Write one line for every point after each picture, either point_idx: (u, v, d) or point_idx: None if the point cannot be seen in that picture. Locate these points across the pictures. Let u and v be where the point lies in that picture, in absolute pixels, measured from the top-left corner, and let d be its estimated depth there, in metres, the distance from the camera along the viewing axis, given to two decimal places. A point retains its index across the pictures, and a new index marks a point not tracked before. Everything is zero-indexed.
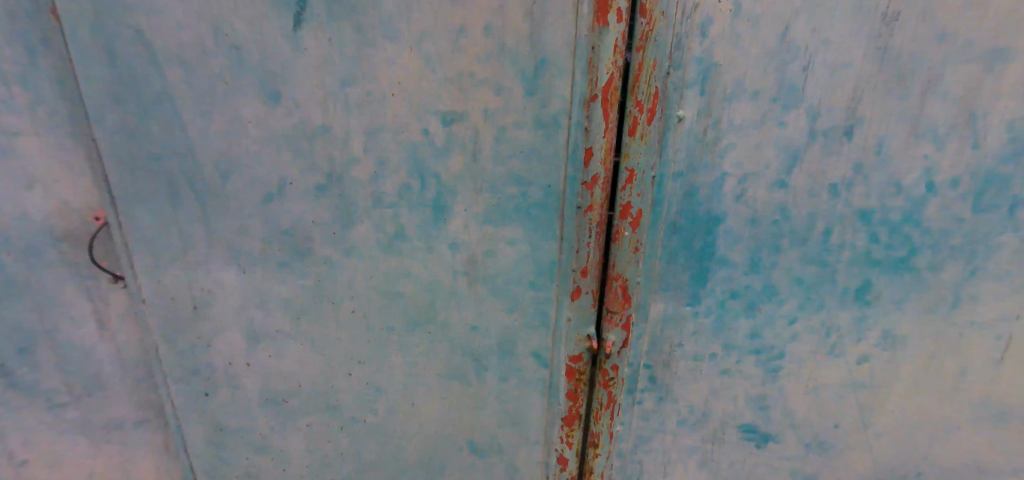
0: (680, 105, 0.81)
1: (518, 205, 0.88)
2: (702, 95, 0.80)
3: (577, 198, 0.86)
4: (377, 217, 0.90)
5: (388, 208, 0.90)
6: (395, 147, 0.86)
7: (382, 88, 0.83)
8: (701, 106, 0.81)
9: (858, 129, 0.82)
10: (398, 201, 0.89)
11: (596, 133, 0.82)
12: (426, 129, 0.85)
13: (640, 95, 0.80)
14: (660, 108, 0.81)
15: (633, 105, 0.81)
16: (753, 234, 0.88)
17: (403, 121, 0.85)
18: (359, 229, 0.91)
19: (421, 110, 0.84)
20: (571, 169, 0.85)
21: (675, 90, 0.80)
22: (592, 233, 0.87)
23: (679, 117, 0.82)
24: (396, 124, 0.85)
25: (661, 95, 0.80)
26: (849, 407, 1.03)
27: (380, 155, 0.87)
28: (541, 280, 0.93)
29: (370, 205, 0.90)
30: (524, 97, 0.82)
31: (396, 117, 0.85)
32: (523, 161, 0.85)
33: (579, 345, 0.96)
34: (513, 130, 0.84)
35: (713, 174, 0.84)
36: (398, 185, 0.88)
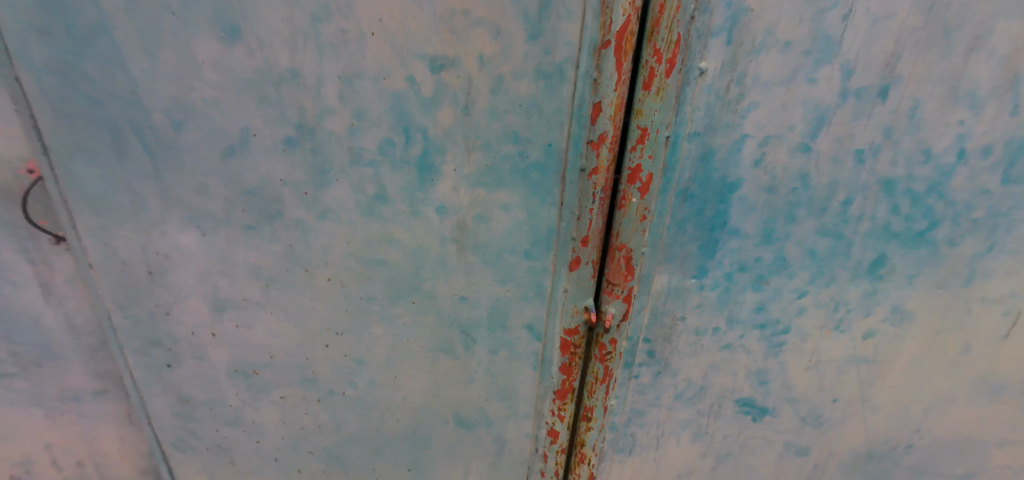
0: (703, 56, 0.71)
1: (515, 167, 0.79)
2: (728, 45, 0.71)
3: (582, 159, 0.77)
4: (356, 176, 0.80)
5: (369, 166, 0.79)
6: (377, 97, 0.75)
7: (360, 26, 0.71)
8: (726, 57, 0.71)
9: (895, 89, 0.74)
10: (379, 158, 0.79)
11: (606, 85, 0.72)
12: (412, 77, 0.74)
13: (659, 42, 0.70)
14: (681, 58, 0.71)
15: (650, 54, 0.71)
16: (769, 202, 0.81)
17: (386, 66, 0.73)
18: (336, 189, 0.81)
19: (407, 54, 0.73)
20: (576, 127, 0.76)
21: (698, 37, 0.70)
22: (596, 199, 0.79)
23: (700, 70, 0.72)
24: (377, 69, 0.73)
25: (684, 43, 0.70)
26: (851, 382, 0.99)
27: (358, 106, 0.75)
28: (537, 249, 0.85)
29: (347, 162, 0.79)
30: (526, 41, 0.72)
31: (377, 61, 0.73)
32: (522, 116, 0.76)
33: (575, 318, 0.89)
34: (513, 80, 0.74)
35: (733, 136, 0.76)
36: (380, 140, 0.77)
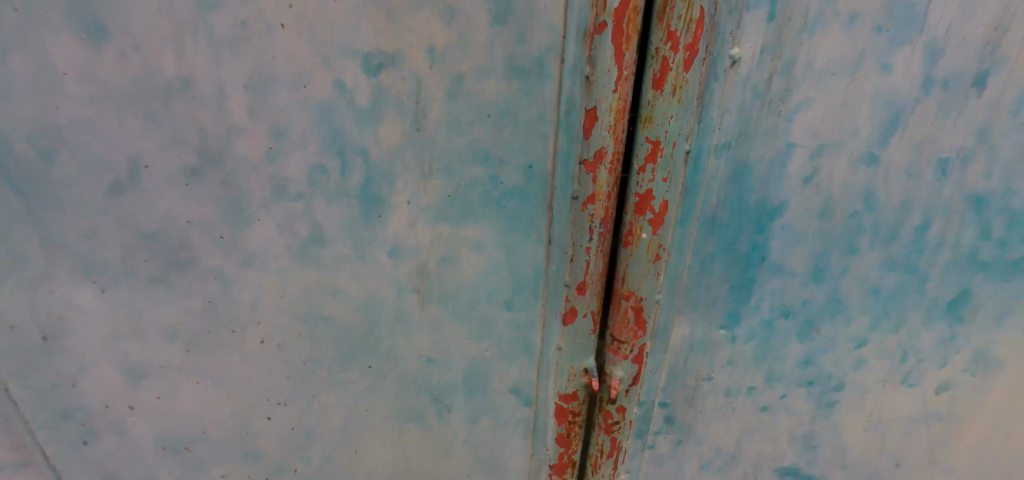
0: (736, 38, 0.52)
1: (486, 195, 0.60)
2: (770, 22, 0.51)
3: (574, 184, 0.58)
4: (281, 214, 0.61)
5: (296, 200, 0.61)
6: (297, 110, 0.56)
7: (267, 17, 0.53)
8: (767, 38, 0.51)
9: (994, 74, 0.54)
10: (308, 190, 0.60)
11: (603, 85, 0.53)
12: (341, 82, 0.56)
13: (673, 21, 0.50)
14: (705, 44, 0.51)
15: (662, 39, 0.51)
16: (821, 230, 0.62)
17: (306, 69, 0.55)
18: (257, 230, 0.62)
19: (332, 52, 0.54)
20: (564, 142, 0.57)
21: (728, 12, 0.51)
22: (594, 235, 0.60)
23: (732, 59, 0.52)
24: (294, 75, 0.55)
25: (709, 22, 0.51)
26: (917, 442, 0.74)
27: (275, 123, 0.57)
28: (521, 298, 0.66)
29: (269, 196, 0.60)
30: (490, 28, 0.53)
31: (294, 63, 0.55)
32: (491, 129, 0.57)
33: (573, 382, 0.70)
34: (476, 81, 0.55)
35: (776, 146, 0.56)
36: (307, 167, 0.59)
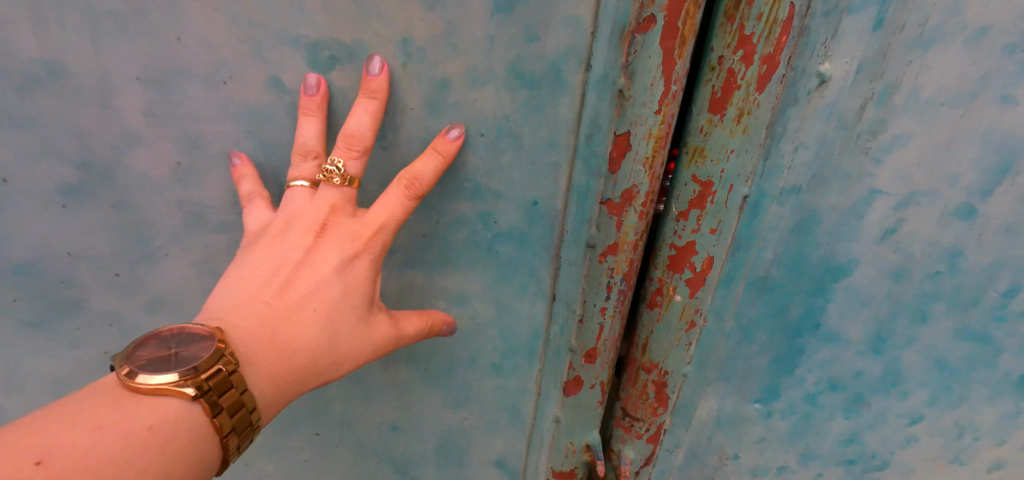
0: (827, 51, 0.38)
1: (473, 237, 0.46)
2: (875, 30, 0.37)
3: (590, 228, 0.44)
4: (198, 249, 0.45)
5: (218, 232, 0.45)
6: (213, 114, 0.40)
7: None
8: (869, 53, 0.38)
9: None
10: (234, 220, 0.44)
11: (641, 102, 0.38)
12: (276, 79, 0.40)
13: (749, 21, 0.35)
14: (788, 56, 0.36)
15: (728, 45, 0.36)
16: (892, 293, 0.47)
17: (224, 58, 0.39)
18: (166, 270, 0.46)
19: (262, 37, 0.38)
20: (582, 176, 0.43)
21: (824, 15, 0.37)
22: (613, 294, 0.45)
23: (820, 78, 0.39)
24: (210, 67, 0.39)
25: (795, 28, 0.36)
26: None
27: (185, 130, 0.41)
28: (511, 363, 0.53)
29: (180, 225, 0.44)
30: (489, 17, 0.38)
31: (209, 50, 0.39)
32: (485, 154, 0.42)
33: (572, 458, 0.56)
34: (466, 89, 0.40)
35: (853, 193, 0.43)
36: (232, 192, 0.43)
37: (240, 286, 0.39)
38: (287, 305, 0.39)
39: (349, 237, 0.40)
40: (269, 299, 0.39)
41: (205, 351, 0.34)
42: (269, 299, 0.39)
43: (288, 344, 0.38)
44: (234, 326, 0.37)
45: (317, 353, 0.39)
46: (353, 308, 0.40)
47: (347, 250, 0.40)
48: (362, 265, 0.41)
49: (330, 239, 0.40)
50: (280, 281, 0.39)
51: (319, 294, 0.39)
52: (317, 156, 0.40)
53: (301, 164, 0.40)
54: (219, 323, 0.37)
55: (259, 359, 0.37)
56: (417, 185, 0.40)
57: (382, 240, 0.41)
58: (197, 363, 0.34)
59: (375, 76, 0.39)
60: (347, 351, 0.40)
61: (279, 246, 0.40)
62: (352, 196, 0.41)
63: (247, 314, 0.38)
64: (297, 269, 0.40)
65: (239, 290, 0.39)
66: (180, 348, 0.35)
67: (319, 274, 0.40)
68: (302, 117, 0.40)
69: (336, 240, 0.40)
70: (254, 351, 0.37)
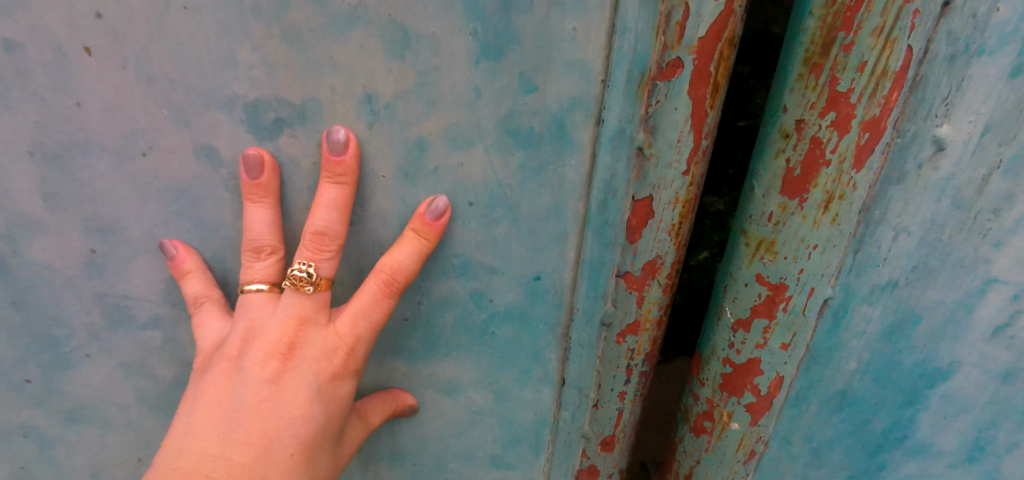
0: (947, 109, 0.27)
1: (464, 319, 0.38)
2: (1013, 78, 0.26)
3: (606, 304, 0.36)
4: (125, 349, 0.38)
5: (150, 328, 0.37)
6: (129, 192, 0.33)
7: (58, 40, 0.29)
8: (999, 111, 0.27)
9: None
10: (168, 313, 0.37)
11: (665, 162, 0.31)
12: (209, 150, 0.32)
13: (845, 79, 0.26)
14: (895, 122, 0.27)
15: (811, 105, 0.27)
16: (998, 399, 0.32)
17: (137, 127, 0.31)
18: (87, 372, 0.39)
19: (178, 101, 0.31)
20: (593, 247, 0.34)
21: (947, 62, 0.26)
22: (633, 378, 0.38)
23: (937, 144, 0.28)
24: (121, 138, 0.32)
25: (911, 80, 0.26)
26: None
27: (94, 213, 0.33)
28: (515, 455, 0.43)
29: (100, 322, 0.37)
30: (473, 67, 0.30)
31: (118, 119, 0.31)
32: (475, 225, 0.35)
33: None
34: (449, 151, 0.32)
35: (961, 281, 0.30)
36: (165, 279, 0.36)
37: (185, 440, 0.29)
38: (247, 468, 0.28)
39: (323, 356, 0.31)
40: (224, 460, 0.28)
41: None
42: (227, 453, 0.29)
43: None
44: None
45: None
46: (331, 440, 0.32)
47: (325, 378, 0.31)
48: (343, 392, 0.32)
49: (302, 368, 0.31)
50: (239, 427, 0.29)
51: (294, 437, 0.30)
52: (273, 251, 0.32)
53: (254, 264, 0.32)
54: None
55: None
56: (398, 282, 0.32)
57: (363, 353, 0.32)
58: None
59: (340, 157, 0.31)
60: None
61: (233, 375, 0.31)
62: (325, 301, 0.32)
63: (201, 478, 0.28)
64: (262, 407, 0.30)
65: (189, 445, 0.29)
66: None
67: (290, 409, 0.30)
68: (248, 205, 0.32)
69: (308, 363, 0.31)
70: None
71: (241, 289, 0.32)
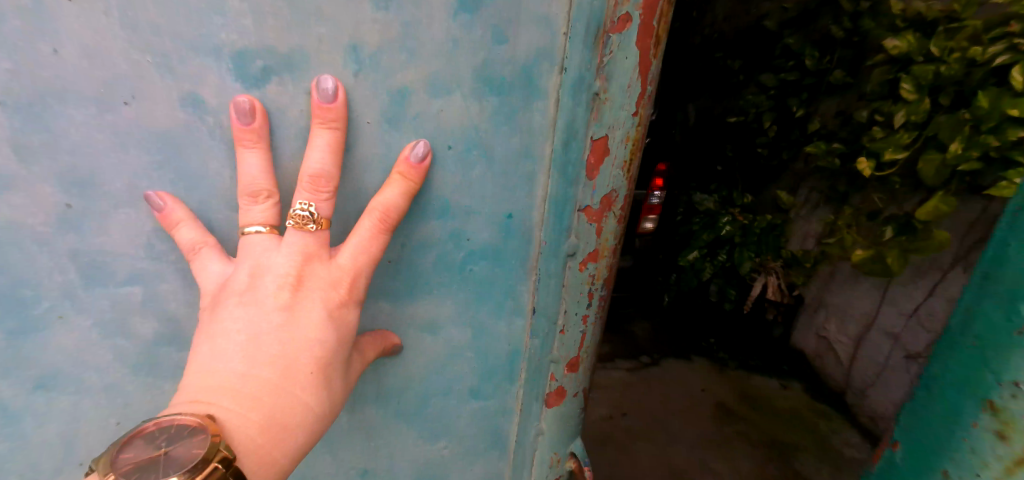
0: None
1: (444, 260, 0.42)
2: None
3: (570, 238, 0.40)
4: (102, 309, 0.38)
5: (130, 284, 0.37)
6: (112, 144, 0.34)
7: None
8: None
9: (856, 100, 0.89)
10: (149, 268, 0.37)
11: (619, 106, 0.36)
12: (195, 98, 0.33)
13: None
14: None
15: None
16: None
17: (123, 77, 0.32)
18: (59, 338, 0.38)
19: (169, 51, 0.32)
20: (557, 185, 0.39)
21: None
22: (594, 303, 0.43)
23: None
24: (101, 88, 0.32)
25: None
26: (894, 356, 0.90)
27: (74, 165, 0.34)
28: (491, 386, 0.48)
29: (75, 281, 0.37)
30: (451, 19, 0.34)
31: (98, 67, 0.32)
32: (453, 168, 0.38)
33: (557, 470, 0.51)
34: (428, 98, 0.35)
35: None
36: (148, 232, 0.36)
37: (211, 362, 0.33)
38: (273, 380, 0.33)
39: (329, 284, 0.35)
40: (251, 374, 0.32)
41: (197, 449, 0.29)
42: (255, 371, 0.33)
43: (286, 417, 0.33)
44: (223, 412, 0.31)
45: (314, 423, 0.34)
46: (341, 358, 0.36)
47: (332, 304, 0.35)
48: (348, 314, 0.36)
49: (310, 295, 0.34)
50: (261, 347, 0.33)
51: (311, 353, 0.34)
52: (269, 196, 0.34)
53: (252, 207, 0.34)
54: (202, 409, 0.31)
55: (260, 440, 0.32)
56: (390, 219, 0.35)
57: (363, 284, 0.36)
58: (194, 463, 0.29)
59: (330, 105, 0.33)
60: (342, 397, 0.36)
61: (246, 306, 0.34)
62: (324, 236, 0.35)
63: (234, 392, 0.32)
64: (278, 330, 0.33)
65: (216, 366, 0.32)
66: (170, 446, 0.29)
67: (304, 330, 0.34)
68: (242, 151, 0.34)
69: (316, 290, 0.34)
70: (252, 434, 0.31)
71: (242, 232, 0.34)
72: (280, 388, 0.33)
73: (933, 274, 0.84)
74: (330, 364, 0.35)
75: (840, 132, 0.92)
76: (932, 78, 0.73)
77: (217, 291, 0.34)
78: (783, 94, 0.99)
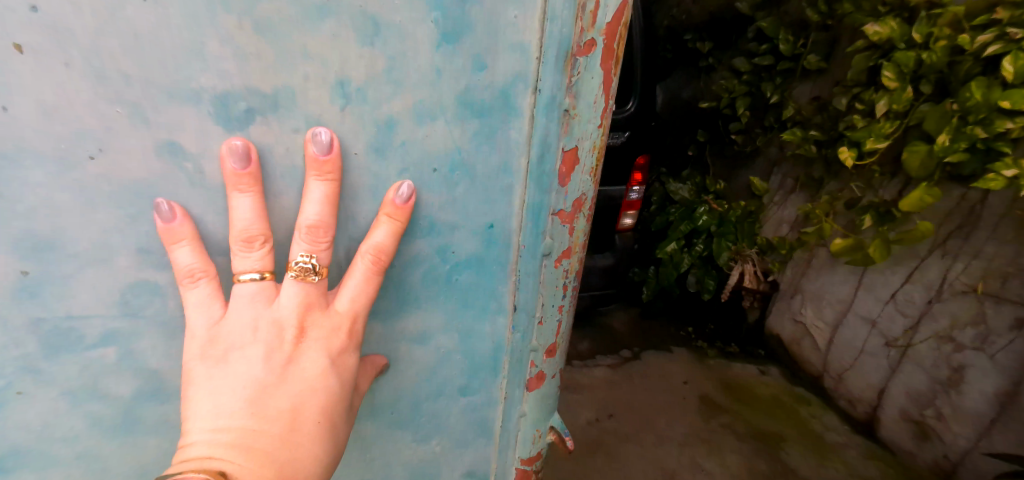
0: None
1: (432, 274, 0.43)
2: None
3: (546, 239, 0.42)
4: (70, 370, 0.38)
5: (101, 347, 0.38)
6: (78, 205, 0.34)
7: None
8: None
9: (830, 85, 1.10)
10: (123, 326, 0.37)
11: (587, 120, 0.38)
12: (171, 144, 0.34)
13: None
14: None
15: None
16: None
17: (92, 130, 0.33)
18: (20, 411, 0.38)
19: (147, 101, 0.33)
20: (534, 193, 0.40)
21: None
22: (568, 293, 0.46)
23: None
24: (61, 144, 0.32)
25: None
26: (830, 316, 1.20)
27: (34, 231, 0.34)
28: (478, 381, 0.49)
29: (36, 352, 0.37)
30: (434, 50, 0.35)
31: (58, 123, 0.32)
32: (439, 189, 0.40)
33: (539, 443, 0.53)
34: (414, 126, 0.37)
35: None
36: (120, 288, 0.36)
37: (221, 420, 0.36)
38: (284, 431, 0.37)
39: (328, 334, 0.39)
40: (262, 428, 0.36)
41: None
42: (265, 426, 0.36)
43: (294, 469, 0.37)
44: (238, 467, 0.34)
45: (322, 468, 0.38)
46: (342, 403, 0.40)
47: (331, 354, 0.39)
48: (345, 362, 0.40)
49: (311, 347, 0.39)
50: (270, 400, 0.37)
51: (316, 401, 0.39)
52: (265, 239, 0.36)
53: (250, 254, 0.36)
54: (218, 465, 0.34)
55: None
56: (383, 260, 0.39)
57: (360, 330, 0.40)
58: None
59: (326, 156, 0.36)
60: (342, 439, 0.41)
61: (250, 363, 0.37)
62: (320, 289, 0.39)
63: (249, 448, 0.35)
64: (285, 384, 0.38)
65: (227, 422, 0.36)
66: None
67: (308, 381, 0.39)
68: (236, 195, 0.35)
69: (316, 342, 0.39)
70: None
71: (235, 278, 0.37)
72: (291, 439, 0.37)
73: (909, 262, 1.04)
74: (331, 410, 0.39)
75: (817, 119, 1.13)
76: (914, 66, 0.89)
77: (216, 351, 0.37)
78: (757, 80, 1.28)
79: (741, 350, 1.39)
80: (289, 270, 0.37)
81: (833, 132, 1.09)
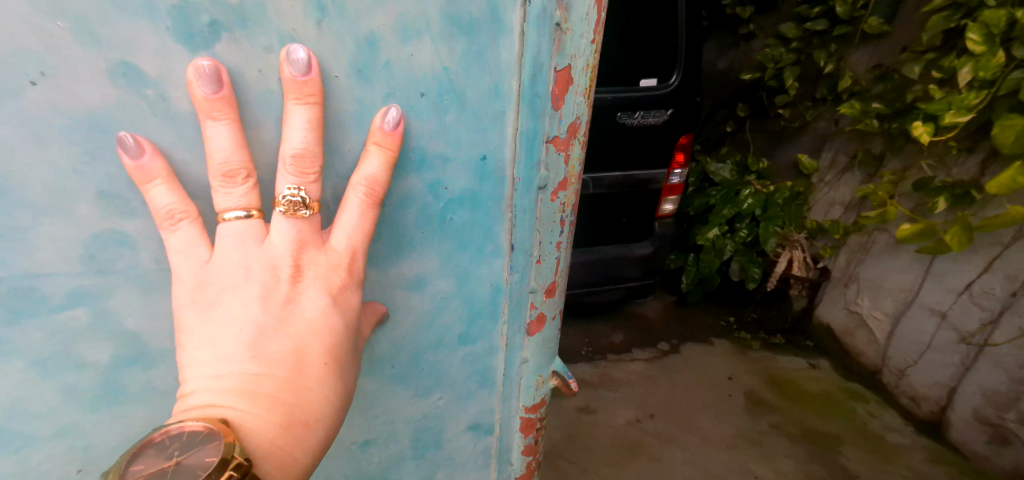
0: None
1: (424, 212, 0.41)
2: None
3: (541, 170, 0.40)
4: (38, 332, 0.36)
5: (70, 308, 0.36)
6: (23, 134, 0.32)
7: None
8: None
9: (895, 51, 1.04)
10: (89, 284, 0.36)
11: (579, 34, 0.36)
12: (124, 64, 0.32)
13: None
14: None
15: None
16: None
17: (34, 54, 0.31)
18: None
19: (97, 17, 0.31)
20: (526, 122, 0.38)
21: None
22: (565, 228, 0.44)
23: None
24: None
25: None
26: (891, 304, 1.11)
27: None
28: (478, 329, 0.47)
29: None
30: None
31: None
32: (425, 116, 0.37)
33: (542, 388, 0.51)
34: (399, 44, 0.35)
35: None
36: (84, 242, 0.35)
37: (217, 367, 0.35)
38: (287, 377, 0.36)
39: (329, 272, 0.38)
40: (265, 373, 0.36)
41: (213, 454, 0.32)
42: (269, 371, 0.36)
43: (302, 413, 0.37)
44: (240, 415, 0.35)
45: (330, 413, 0.38)
46: (348, 345, 0.39)
47: (332, 294, 0.38)
48: (349, 302, 0.39)
49: (309, 289, 0.37)
50: (270, 344, 0.36)
51: (321, 345, 0.38)
52: (247, 174, 0.35)
53: (233, 189, 0.35)
54: (217, 413, 0.34)
55: (282, 438, 0.36)
56: (377, 192, 0.37)
57: (360, 265, 0.39)
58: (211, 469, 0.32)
59: (305, 77, 0.34)
60: (352, 383, 0.40)
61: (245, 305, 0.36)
62: (314, 225, 0.37)
63: (252, 393, 0.35)
64: (285, 328, 0.37)
65: (224, 369, 0.35)
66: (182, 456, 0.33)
67: (310, 323, 0.38)
68: (210, 123, 0.34)
69: (315, 284, 0.38)
70: (273, 433, 0.35)
71: (219, 218, 0.35)
72: (297, 384, 0.37)
73: (988, 250, 0.94)
74: (337, 354, 0.39)
75: (877, 89, 1.07)
76: (1005, 27, 0.81)
77: (207, 291, 0.36)
78: (806, 49, 1.22)
79: (788, 341, 1.30)
80: (277, 205, 0.36)
81: (898, 105, 1.02)
